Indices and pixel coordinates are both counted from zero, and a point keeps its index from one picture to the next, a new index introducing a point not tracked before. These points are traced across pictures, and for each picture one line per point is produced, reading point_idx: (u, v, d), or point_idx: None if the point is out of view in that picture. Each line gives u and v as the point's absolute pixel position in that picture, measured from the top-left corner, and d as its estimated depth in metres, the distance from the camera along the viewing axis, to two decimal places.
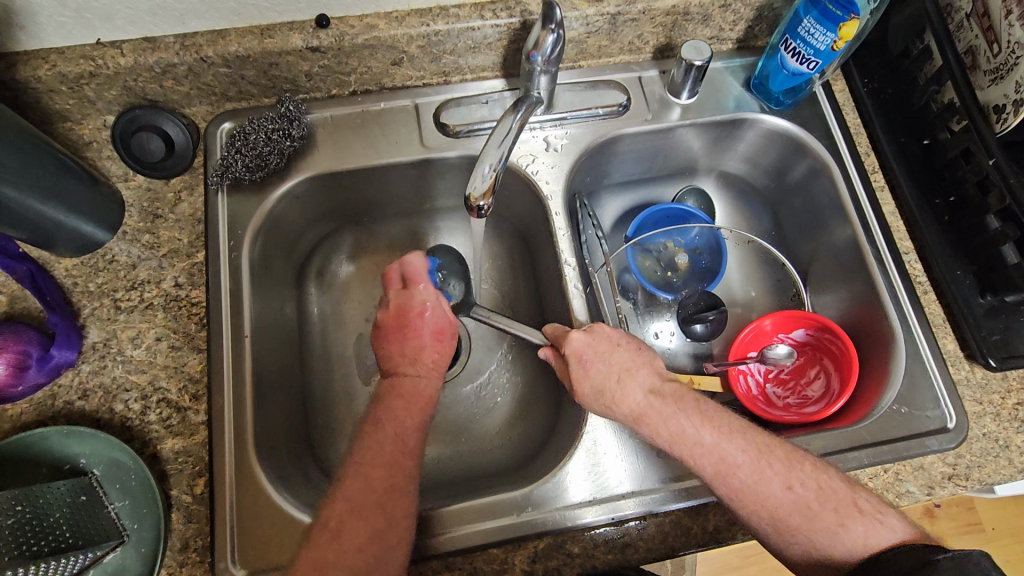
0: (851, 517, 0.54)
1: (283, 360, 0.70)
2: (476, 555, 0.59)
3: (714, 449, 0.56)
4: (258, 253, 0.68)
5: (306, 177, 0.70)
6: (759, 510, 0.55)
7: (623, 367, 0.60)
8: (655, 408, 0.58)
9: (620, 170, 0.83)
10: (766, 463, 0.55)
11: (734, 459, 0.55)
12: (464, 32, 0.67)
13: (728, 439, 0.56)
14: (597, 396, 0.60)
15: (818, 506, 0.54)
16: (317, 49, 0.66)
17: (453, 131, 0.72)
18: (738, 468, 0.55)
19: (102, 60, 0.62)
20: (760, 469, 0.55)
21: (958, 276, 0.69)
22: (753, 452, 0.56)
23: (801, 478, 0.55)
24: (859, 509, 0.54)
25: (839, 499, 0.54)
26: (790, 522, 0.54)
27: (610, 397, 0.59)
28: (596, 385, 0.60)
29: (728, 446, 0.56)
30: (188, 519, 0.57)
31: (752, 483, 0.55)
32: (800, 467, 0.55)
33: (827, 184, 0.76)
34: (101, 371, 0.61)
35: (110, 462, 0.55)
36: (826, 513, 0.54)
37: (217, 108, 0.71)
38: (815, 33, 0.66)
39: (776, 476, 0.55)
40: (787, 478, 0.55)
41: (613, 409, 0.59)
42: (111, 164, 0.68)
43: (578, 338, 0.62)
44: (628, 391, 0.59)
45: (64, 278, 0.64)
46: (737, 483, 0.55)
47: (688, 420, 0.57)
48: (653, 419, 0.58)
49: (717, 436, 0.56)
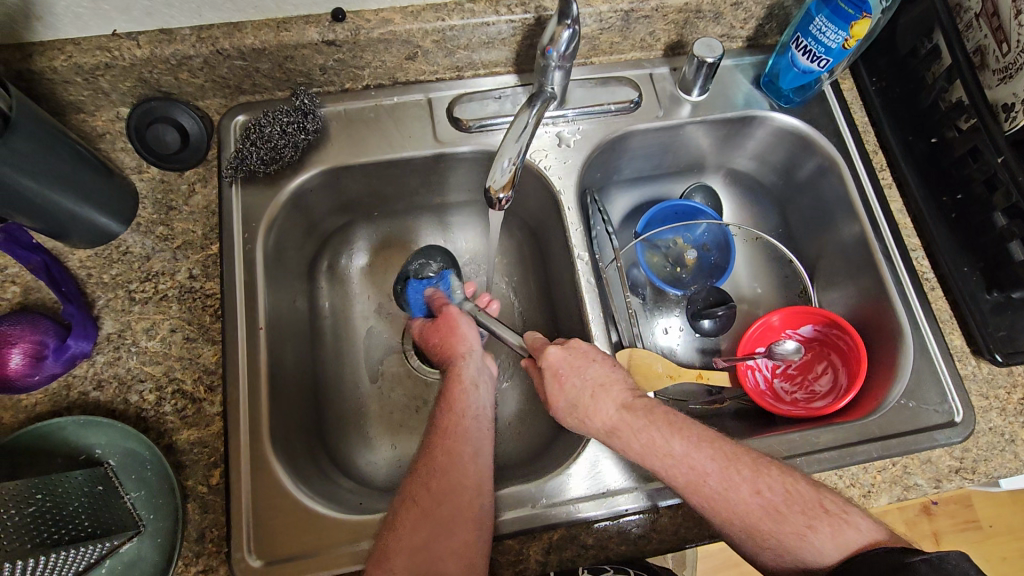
0: (819, 518, 0.53)
1: (296, 353, 0.70)
2: (490, 546, 0.60)
3: (684, 459, 0.56)
4: (272, 245, 0.69)
5: (319, 171, 0.70)
6: (730, 517, 0.54)
7: (597, 382, 0.61)
8: (626, 421, 0.58)
9: (630, 166, 0.83)
10: (734, 469, 0.55)
11: (701, 465, 0.55)
12: (478, 27, 0.68)
13: (696, 448, 0.56)
14: (570, 409, 0.61)
15: (787, 509, 0.53)
16: (332, 43, 0.66)
17: (466, 126, 0.72)
18: (706, 475, 0.55)
19: (118, 52, 0.62)
20: (727, 475, 0.54)
21: (965, 272, 0.70)
22: (720, 459, 0.55)
23: (769, 483, 0.54)
24: (826, 510, 0.53)
25: (805, 502, 0.54)
26: (761, 528, 0.53)
27: (583, 411, 0.60)
28: (568, 399, 0.61)
29: (695, 454, 0.56)
30: (203, 510, 0.57)
31: (720, 490, 0.54)
32: (767, 470, 0.55)
33: (835, 181, 0.76)
34: (115, 362, 0.61)
35: (126, 452, 0.56)
36: (794, 516, 0.53)
37: (230, 101, 0.71)
38: (826, 31, 0.67)
39: (744, 482, 0.54)
40: (755, 483, 0.54)
41: (585, 422, 0.60)
42: (125, 156, 0.68)
43: (554, 353, 0.62)
44: (599, 404, 0.60)
45: (79, 269, 0.64)
46: (707, 489, 0.54)
47: (658, 433, 0.57)
48: (624, 432, 0.58)
49: (686, 446, 0.56)
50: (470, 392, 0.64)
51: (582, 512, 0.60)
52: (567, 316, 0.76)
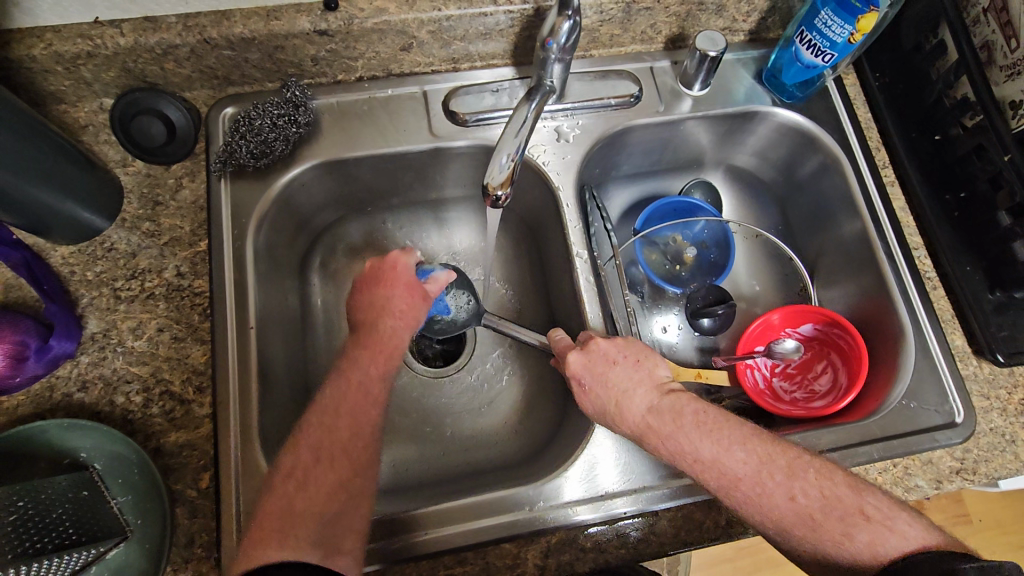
0: (857, 526, 0.52)
1: (288, 351, 0.68)
2: (488, 550, 0.58)
3: (712, 463, 0.54)
4: (263, 241, 0.67)
5: (311, 164, 0.68)
6: (765, 520, 0.53)
7: (621, 387, 0.58)
8: (654, 427, 0.56)
9: (629, 161, 0.82)
10: (769, 473, 0.53)
11: (733, 471, 0.53)
12: (476, 18, 0.66)
13: (727, 451, 0.54)
14: (600, 417, 0.59)
15: (823, 515, 0.52)
16: (325, 33, 0.64)
17: (463, 119, 0.70)
18: (740, 481, 0.53)
19: (101, 40, 0.59)
20: (761, 481, 0.53)
21: (968, 271, 0.70)
22: (755, 462, 0.54)
23: (805, 488, 0.53)
24: (866, 517, 0.52)
25: (843, 507, 0.52)
26: (795, 532, 0.53)
27: (612, 418, 0.58)
28: (597, 406, 0.59)
29: (726, 458, 0.54)
30: (193, 514, 0.56)
31: (755, 497, 0.53)
32: (803, 475, 0.53)
33: (837, 178, 0.75)
34: (100, 363, 0.59)
35: (113, 456, 0.54)
36: (830, 522, 0.52)
37: (218, 92, 0.69)
38: (832, 25, 0.65)
39: (778, 488, 0.53)
40: (789, 489, 0.53)
41: (618, 427, 0.58)
42: (108, 148, 0.66)
43: (576, 360, 0.60)
44: (627, 410, 0.57)
45: (61, 266, 0.61)
46: (737, 494, 0.54)
47: (686, 438, 0.55)
48: (653, 439, 0.56)
49: (716, 450, 0.54)
50: None
51: (582, 512, 0.60)
52: (565, 315, 0.75)
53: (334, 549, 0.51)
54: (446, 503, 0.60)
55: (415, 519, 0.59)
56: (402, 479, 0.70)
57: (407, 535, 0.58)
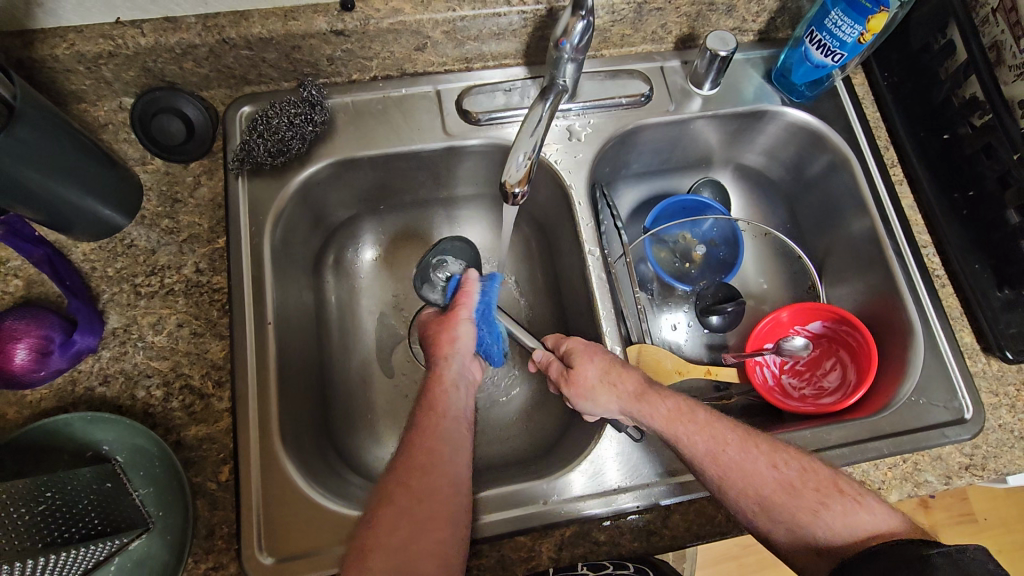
0: (832, 497, 0.54)
1: (304, 346, 0.69)
2: (503, 543, 0.59)
3: (705, 428, 0.58)
4: (279, 238, 0.68)
5: (326, 162, 0.69)
6: (746, 488, 0.55)
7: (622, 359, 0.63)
8: (655, 390, 0.60)
9: (639, 160, 0.82)
10: (753, 443, 0.57)
11: (722, 436, 0.57)
12: (490, 18, 0.67)
13: (718, 421, 0.59)
14: (601, 378, 0.61)
15: (801, 484, 0.55)
16: (341, 33, 0.65)
17: (475, 118, 0.71)
18: (727, 444, 0.57)
19: (122, 40, 0.60)
20: (746, 447, 0.57)
21: (976, 269, 0.70)
22: (741, 433, 0.58)
23: (785, 458, 0.56)
24: (841, 489, 0.55)
25: (820, 479, 0.55)
26: (775, 501, 0.55)
27: (614, 380, 0.61)
28: (600, 368, 0.62)
29: (717, 426, 0.58)
30: (213, 506, 0.56)
31: (740, 461, 0.56)
32: (784, 447, 0.57)
33: (846, 178, 0.76)
34: (121, 358, 0.60)
35: (134, 449, 0.55)
36: (808, 492, 0.55)
37: (236, 92, 0.70)
38: (842, 25, 0.66)
39: (762, 455, 0.56)
40: (772, 457, 0.56)
41: (617, 388, 0.60)
42: (128, 147, 0.67)
43: (579, 337, 0.65)
44: (631, 374, 0.61)
45: (82, 262, 0.62)
46: (724, 460, 0.56)
47: (684, 402, 0.60)
48: (654, 399, 0.59)
49: (709, 417, 0.59)
50: (450, 393, 0.63)
51: (593, 507, 0.60)
52: (576, 312, 0.76)
53: (366, 540, 0.52)
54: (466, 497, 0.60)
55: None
56: None
57: None
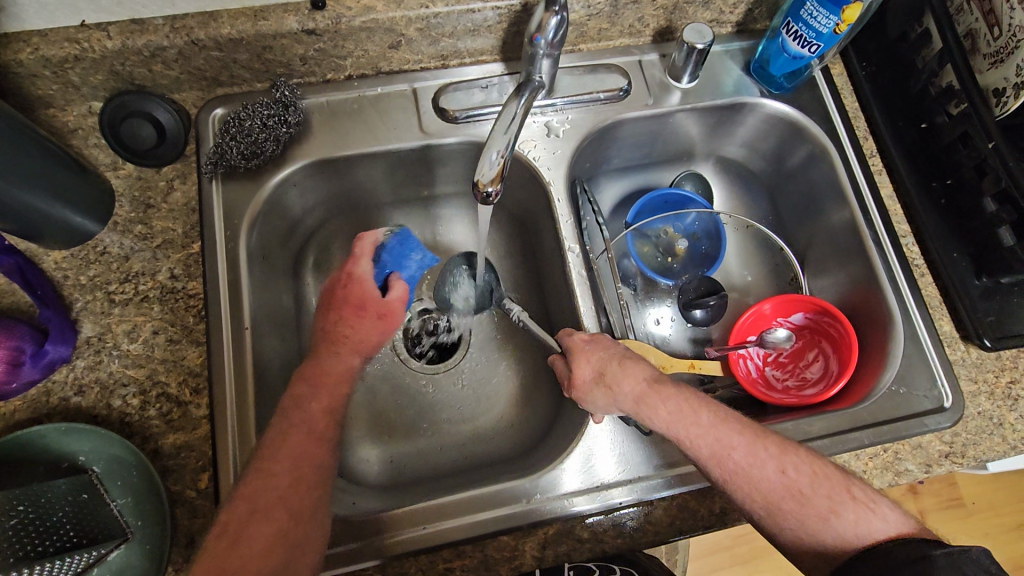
0: (844, 504, 0.53)
1: (282, 350, 0.69)
2: (485, 543, 0.59)
3: (710, 432, 0.55)
4: (255, 243, 0.67)
5: (300, 164, 0.68)
6: (752, 493, 0.54)
7: (623, 355, 0.61)
8: (654, 389, 0.57)
9: (620, 155, 0.82)
10: (761, 445, 0.55)
11: (728, 440, 0.55)
12: (464, 15, 0.66)
13: (724, 423, 0.55)
14: (596, 380, 0.60)
15: (812, 491, 0.53)
16: (313, 32, 0.64)
17: (452, 117, 0.70)
18: (733, 448, 0.54)
19: (88, 43, 0.59)
20: (754, 452, 0.54)
21: (955, 258, 0.70)
22: (748, 436, 0.55)
23: (796, 463, 0.54)
24: (852, 496, 0.53)
25: (832, 486, 0.53)
26: (782, 507, 0.53)
27: (609, 380, 0.59)
28: (595, 368, 0.60)
29: (722, 428, 0.55)
30: (193, 514, 0.56)
31: (746, 466, 0.54)
32: (795, 451, 0.55)
33: (826, 168, 0.76)
34: (96, 367, 0.59)
35: (111, 459, 0.54)
36: (818, 499, 0.53)
37: (208, 94, 0.69)
38: (817, 16, 0.66)
39: (770, 459, 0.54)
40: (781, 461, 0.54)
41: (612, 390, 0.59)
42: (99, 152, 0.65)
43: (579, 336, 0.63)
44: (630, 371, 0.59)
45: (54, 271, 0.61)
46: (730, 464, 0.54)
47: (686, 402, 0.57)
48: (651, 400, 0.57)
49: (714, 419, 0.56)
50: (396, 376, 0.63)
51: (580, 503, 0.60)
52: (559, 309, 0.75)
53: None
54: (458, 494, 0.61)
55: (437, 509, 0.59)
56: (400, 475, 0.71)
57: (407, 529, 0.59)
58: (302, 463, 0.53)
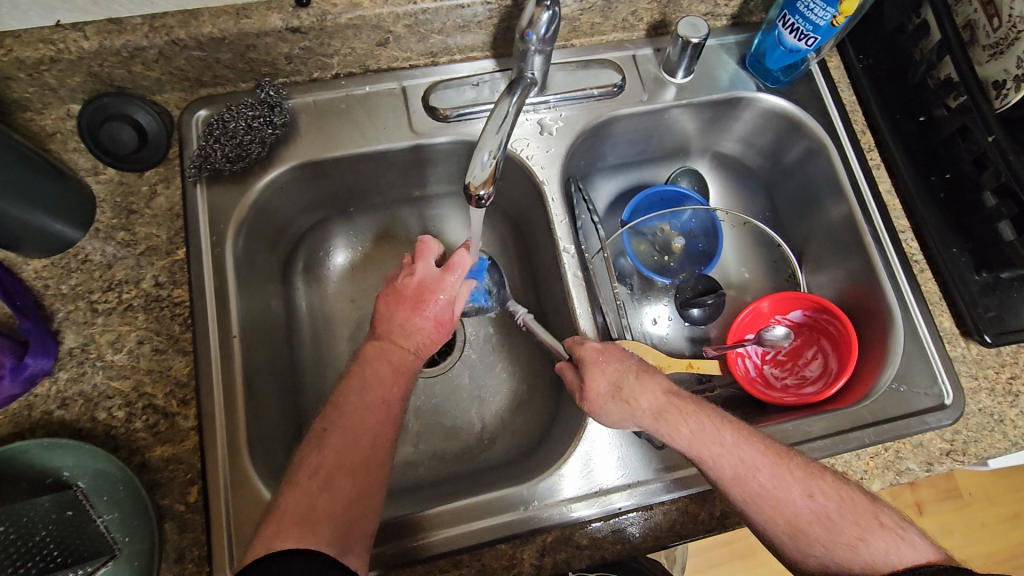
0: (872, 531, 0.52)
1: (272, 356, 0.67)
2: (482, 552, 0.58)
3: (734, 451, 0.54)
4: (242, 249, 0.65)
5: (287, 166, 0.66)
6: (776, 516, 0.53)
7: (641, 368, 0.60)
8: (675, 405, 0.57)
9: (615, 152, 0.81)
10: (786, 468, 0.54)
11: (753, 461, 0.53)
12: (453, 11, 0.64)
13: (748, 442, 0.54)
14: (613, 393, 0.58)
15: (839, 516, 0.52)
16: (297, 30, 0.62)
17: (443, 115, 0.69)
18: (758, 470, 0.53)
19: (64, 45, 0.57)
20: (779, 474, 0.53)
21: (954, 253, 0.69)
22: (772, 456, 0.54)
23: (822, 487, 0.53)
24: (881, 523, 0.53)
25: (859, 511, 0.53)
26: (809, 532, 0.52)
27: (627, 394, 0.58)
28: (611, 381, 0.59)
29: (746, 448, 0.54)
30: (182, 529, 0.55)
31: (771, 489, 0.53)
32: (822, 476, 0.54)
33: (824, 163, 0.75)
34: (79, 379, 0.57)
35: (96, 473, 0.53)
36: (846, 525, 0.52)
37: (191, 95, 0.67)
38: (814, 8, 0.64)
39: (796, 483, 0.53)
40: (807, 486, 0.53)
41: (630, 405, 0.58)
42: (78, 157, 0.63)
43: (593, 345, 0.61)
44: (647, 386, 0.58)
45: (34, 280, 0.60)
46: (754, 486, 0.53)
47: (708, 420, 0.56)
48: (673, 416, 0.56)
49: (737, 438, 0.55)
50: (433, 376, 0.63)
51: (580, 509, 0.59)
52: (554, 310, 0.74)
53: None
54: (452, 503, 0.59)
55: (434, 518, 0.58)
56: (395, 481, 0.70)
57: (401, 539, 0.57)
58: (295, 475, 0.52)
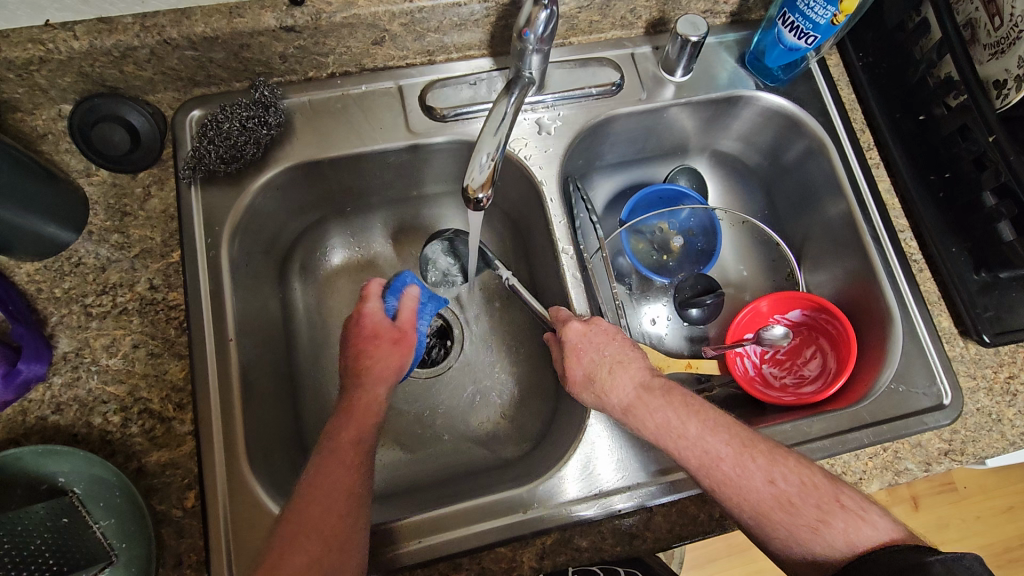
0: (833, 513, 0.52)
1: (270, 359, 0.67)
2: (481, 555, 0.58)
3: (695, 442, 0.55)
4: (238, 252, 0.65)
5: (282, 167, 0.66)
6: (744, 503, 0.53)
7: (617, 359, 0.60)
8: (643, 400, 0.57)
9: (613, 151, 0.80)
10: (749, 456, 0.54)
11: (715, 450, 0.54)
12: (449, 9, 0.63)
13: (711, 432, 0.55)
14: (587, 383, 0.60)
15: (801, 501, 0.52)
16: (292, 29, 0.61)
17: (440, 114, 0.68)
18: (721, 459, 0.54)
19: (53, 45, 0.56)
20: (741, 462, 0.53)
21: (954, 253, 0.69)
22: (736, 444, 0.54)
23: (784, 473, 0.53)
24: (842, 505, 0.52)
25: (820, 494, 0.52)
26: (771, 517, 0.52)
27: (601, 386, 0.59)
28: (587, 370, 0.60)
29: (709, 438, 0.55)
30: (180, 534, 0.54)
31: (735, 476, 0.53)
32: (784, 460, 0.54)
33: (823, 163, 0.74)
34: (74, 384, 0.57)
35: (92, 479, 0.52)
36: (807, 508, 0.52)
37: (183, 94, 0.66)
38: (814, 6, 0.63)
39: (758, 470, 0.53)
40: (769, 472, 0.53)
41: (603, 397, 0.59)
42: (70, 158, 0.63)
43: (575, 329, 0.61)
44: (617, 380, 0.59)
45: (27, 284, 0.59)
46: (719, 474, 0.53)
47: (674, 413, 0.56)
48: (640, 410, 0.57)
49: (701, 429, 0.55)
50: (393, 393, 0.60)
51: (581, 511, 0.59)
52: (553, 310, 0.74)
53: None
54: (450, 505, 0.59)
55: (433, 522, 0.58)
56: (395, 483, 0.70)
57: (394, 543, 0.57)
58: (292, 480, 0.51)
